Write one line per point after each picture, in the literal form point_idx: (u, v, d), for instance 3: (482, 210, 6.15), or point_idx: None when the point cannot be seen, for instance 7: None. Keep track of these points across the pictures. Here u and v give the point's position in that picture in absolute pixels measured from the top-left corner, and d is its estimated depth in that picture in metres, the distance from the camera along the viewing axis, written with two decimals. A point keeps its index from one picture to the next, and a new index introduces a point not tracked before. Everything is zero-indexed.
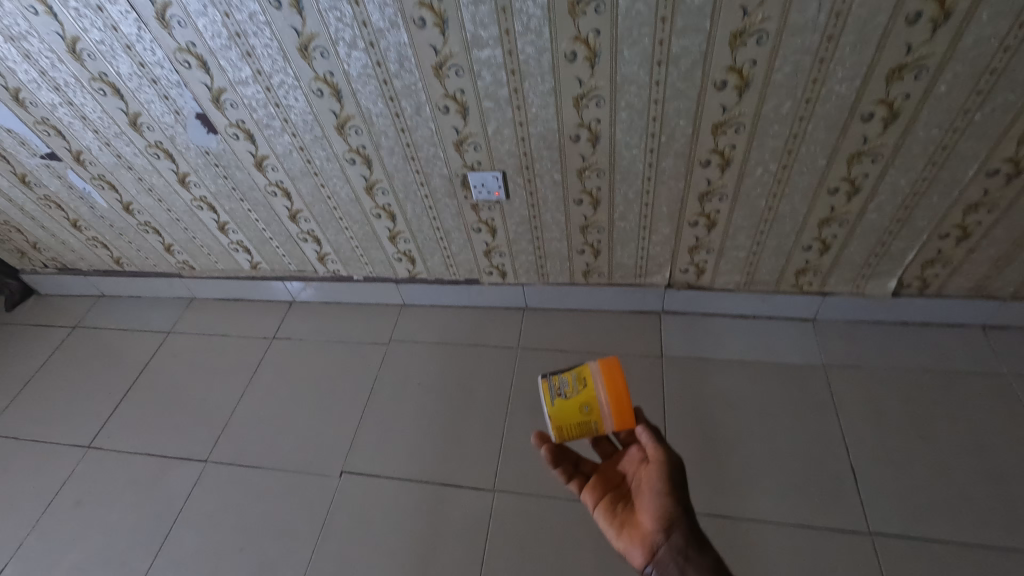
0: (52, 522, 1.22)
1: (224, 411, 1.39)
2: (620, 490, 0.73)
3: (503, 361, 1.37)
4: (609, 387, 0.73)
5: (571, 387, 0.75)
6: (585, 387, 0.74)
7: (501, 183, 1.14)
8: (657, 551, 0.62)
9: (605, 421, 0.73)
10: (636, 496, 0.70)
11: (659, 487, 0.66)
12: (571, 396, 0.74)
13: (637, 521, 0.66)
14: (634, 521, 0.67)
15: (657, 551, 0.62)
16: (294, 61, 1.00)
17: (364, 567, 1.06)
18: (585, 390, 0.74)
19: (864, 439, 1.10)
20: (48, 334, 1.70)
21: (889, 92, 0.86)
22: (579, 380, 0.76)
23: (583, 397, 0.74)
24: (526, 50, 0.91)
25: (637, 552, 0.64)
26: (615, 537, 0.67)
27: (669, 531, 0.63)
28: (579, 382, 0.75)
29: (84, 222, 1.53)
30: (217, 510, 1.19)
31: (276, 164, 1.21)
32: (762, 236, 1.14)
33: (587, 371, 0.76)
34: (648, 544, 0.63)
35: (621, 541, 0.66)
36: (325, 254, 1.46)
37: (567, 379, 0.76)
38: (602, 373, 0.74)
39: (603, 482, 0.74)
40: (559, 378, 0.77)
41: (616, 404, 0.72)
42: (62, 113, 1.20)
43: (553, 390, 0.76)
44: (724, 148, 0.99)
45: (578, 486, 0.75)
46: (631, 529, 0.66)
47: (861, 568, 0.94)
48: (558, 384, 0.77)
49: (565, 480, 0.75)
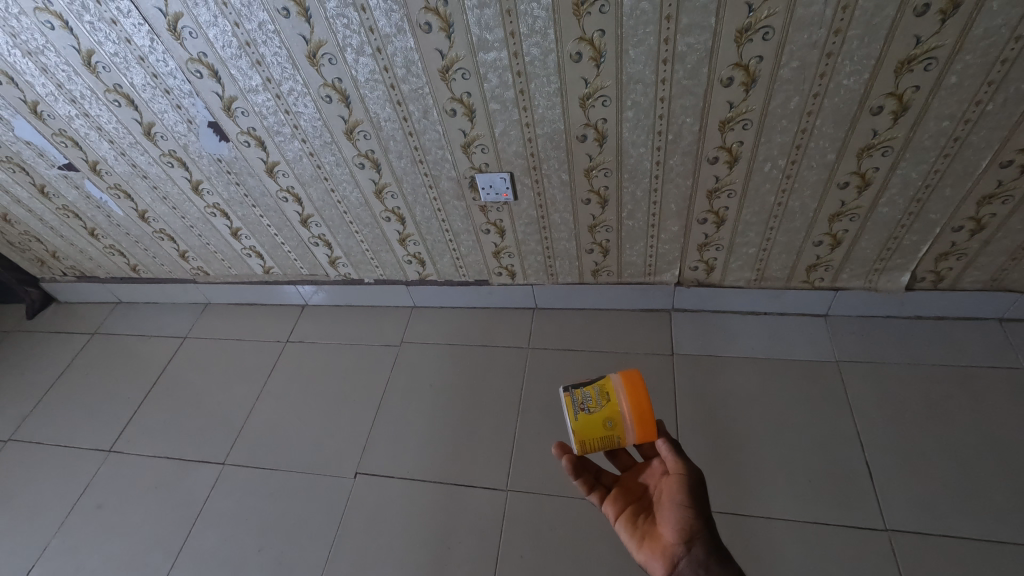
0: (76, 524, 1.25)
1: (240, 414, 1.41)
2: (641, 502, 0.71)
3: (514, 361, 1.37)
4: (633, 402, 0.74)
5: (595, 401, 0.76)
6: (608, 401, 0.75)
7: (509, 184, 1.15)
8: (678, 564, 0.61)
9: (628, 434, 0.74)
10: (658, 508, 0.68)
11: (681, 498, 0.66)
12: (595, 411, 0.75)
13: (659, 533, 0.65)
14: (655, 534, 0.66)
15: (679, 564, 0.61)
16: (303, 68, 1.01)
17: (379, 568, 1.07)
18: (609, 404, 0.75)
19: (880, 436, 1.09)
20: (68, 340, 1.74)
21: (899, 85, 0.85)
22: (602, 394, 0.77)
23: (606, 412, 0.75)
24: (531, 51, 0.92)
25: (658, 564, 0.62)
26: (635, 549, 0.66)
27: (690, 544, 0.62)
28: (602, 396, 0.76)
29: (101, 230, 1.56)
30: (235, 511, 1.21)
31: (287, 170, 1.23)
32: (772, 232, 1.14)
33: (609, 385, 0.77)
34: (669, 556, 0.62)
35: (642, 553, 0.65)
36: (337, 258, 1.48)
37: (590, 393, 0.77)
38: (625, 387, 0.76)
39: (625, 494, 0.73)
40: (581, 392, 0.77)
41: (639, 418, 0.74)
42: (79, 125, 1.23)
43: (576, 404, 0.76)
44: (732, 145, 0.99)
45: (598, 497, 0.73)
46: (651, 541, 0.65)
47: (878, 565, 0.93)
48: (580, 399, 0.77)
49: (586, 490, 0.73)
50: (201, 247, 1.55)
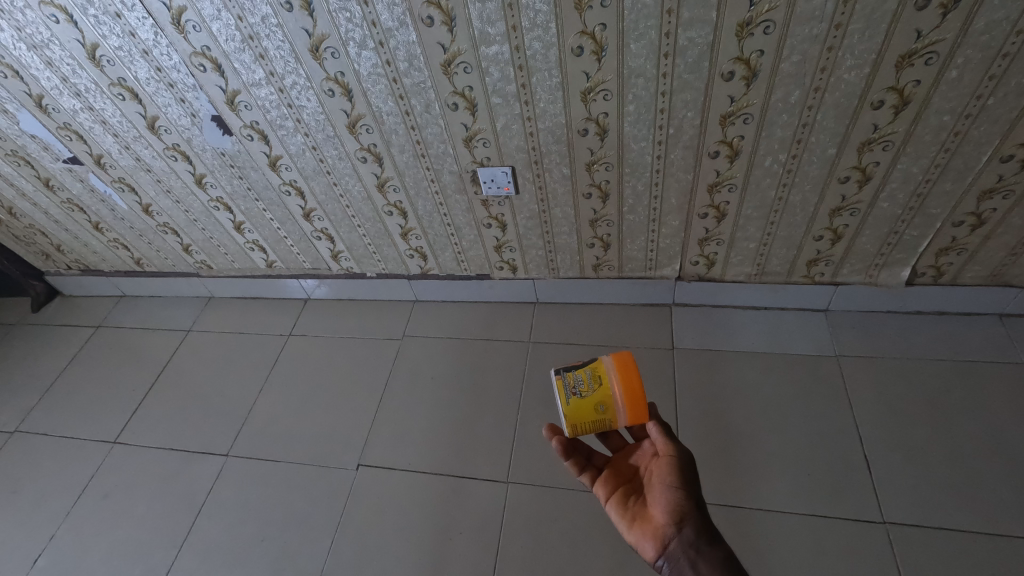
0: (246, 506, 1.46)
1: (377, 387, 1.68)
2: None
3: (637, 345, 1.58)
4: (623, 384, 0.94)
5: (587, 385, 0.95)
6: (600, 385, 0.95)
7: (630, 156, 1.29)
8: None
9: (618, 416, 0.93)
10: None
11: None
12: (587, 395, 0.94)
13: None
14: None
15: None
16: (438, 76, 1.25)
17: (524, 528, 1.29)
18: (600, 387, 0.95)
19: (947, 414, 1.29)
20: (196, 343, 1.97)
21: (1021, 72, 0.94)
22: (594, 378, 0.96)
23: (599, 396, 0.94)
24: (685, 38, 1.09)
25: None
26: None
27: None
28: (594, 380, 0.96)
29: (232, 212, 1.75)
30: (387, 474, 1.46)
31: (398, 184, 1.53)
32: (930, 185, 1.24)
33: (601, 368, 0.96)
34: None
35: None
36: (505, 241, 1.65)
37: (582, 377, 0.96)
38: (616, 368, 0.95)
39: None
40: (572, 375, 0.97)
41: (626, 395, 0.93)
42: (234, 145, 1.52)
43: (569, 389, 0.95)
44: (906, 87, 1.08)
45: (712, 478, 0.83)
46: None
47: (956, 518, 1.15)
48: (573, 381, 0.96)
49: (698, 476, 0.84)
50: (314, 231, 1.76)
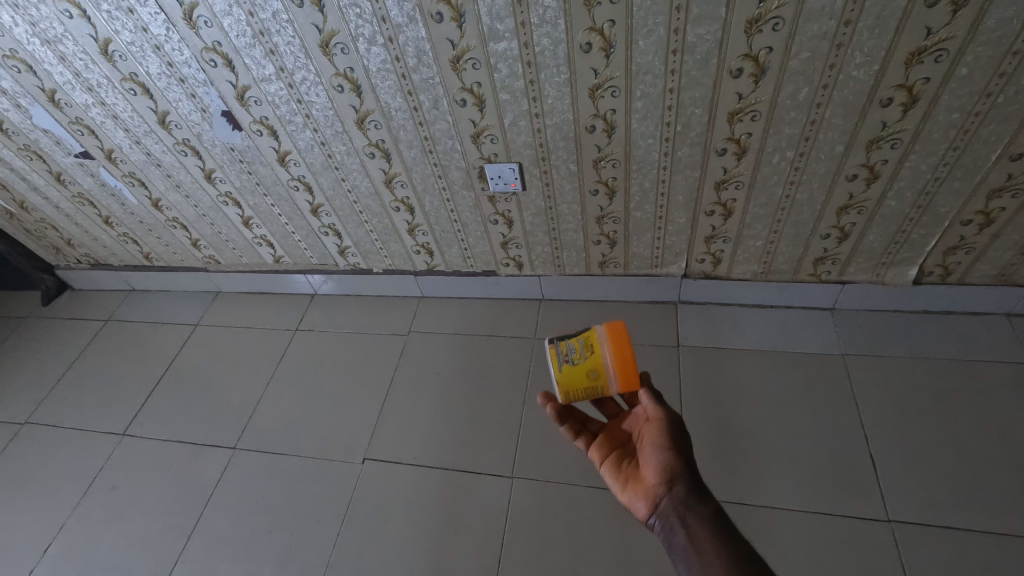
0: (90, 508, 1.27)
1: (248, 401, 1.43)
2: (625, 447, 0.73)
3: (522, 351, 1.39)
4: (615, 351, 0.76)
5: (579, 353, 0.78)
6: (592, 352, 0.78)
7: (518, 174, 1.16)
8: (660, 503, 0.63)
9: (610, 383, 0.76)
10: (640, 452, 0.70)
11: (660, 442, 0.68)
12: (578, 362, 0.78)
13: (641, 476, 0.67)
14: (637, 476, 0.67)
15: (660, 503, 0.63)
16: (315, 57, 1.02)
17: (389, 547, 1.09)
18: (592, 356, 0.77)
19: (889, 431, 1.08)
20: (82, 328, 1.77)
21: (908, 77, 0.85)
22: (586, 346, 0.79)
23: (590, 363, 0.77)
24: (542, 42, 0.92)
25: (640, 505, 0.65)
26: (619, 492, 0.68)
27: (671, 483, 0.64)
28: (587, 348, 0.78)
29: (116, 219, 1.59)
30: (244, 494, 1.24)
31: (299, 159, 1.24)
32: (780, 224, 1.14)
33: (594, 337, 0.79)
34: (652, 497, 0.64)
35: (625, 495, 0.67)
36: (346, 247, 1.50)
37: (575, 345, 0.79)
38: (609, 338, 0.77)
39: (610, 440, 0.74)
40: (566, 344, 0.80)
41: (620, 365, 0.76)
42: (95, 113, 1.25)
43: (560, 356, 0.79)
44: (740, 137, 0.99)
45: (585, 443, 0.75)
46: (634, 484, 0.67)
47: (880, 556, 0.94)
48: (565, 350, 0.80)
49: (572, 436, 0.75)
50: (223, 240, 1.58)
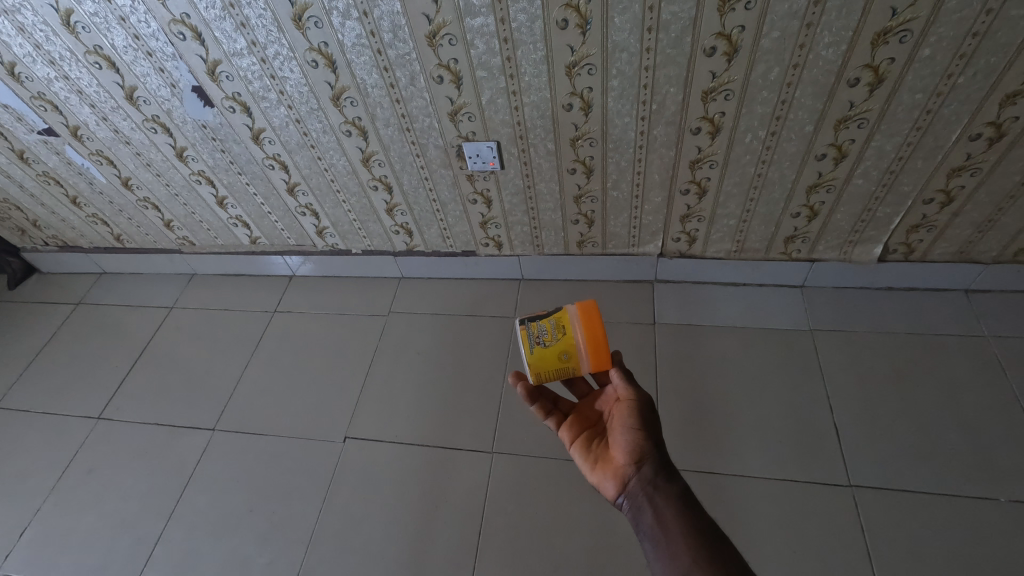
0: (67, 490, 1.26)
1: (226, 383, 1.42)
2: (596, 428, 0.75)
3: (501, 330, 1.40)
4: (587, 331, 0.78)
5: (551, 334, 0.79)
6: (564, 333, 0.79)
7: (496, 153, 1.16)
8: (629, 483, 0.65)
9: (582, 363, 0.78)
10: (610, 433, 0.72)
11: (631, 423, 0.70)
12: (550, 344, 0.79)
13: (611, 457, 0.69)
14: (608, 457, 0.69)
15: (629, 483, 0.65)
16: (288, 31, 1.00)
17: (371, 522, 1.11)
18: (564, 337, 0.79)
19: (851, 401, 1.14)
20: (53, 311, 1.73)
21: (874, 57, 0.88)
22: (558, 327, 0.80)
23: (562, 344, 0.79)
24: (518, 18, 0.92)
25: (610, 484, 0.66)
26: (589, 472, 0.69)
27: (640, 464, 0.66)
28: (558, 329, 0.80)
29: (84, 199, 1.55)
30: (224, 474, 1.24)
31: (273, 137, 1.22)
32: (752, 203, 1.17)
33: (565, 318, 0.80)
34: (621, 477, 0.66)
35: (595, 475, 0.69)
36: (324, 228, 1.48)
37: (546, 326, 0.80)
38: (581, 318, 0.79)
39: (581, 421, 0.76)
40: (537, 325, 0.81)
41: (592, 346, 0.78)
42: (58, 88, 1.21)
43: (532, 337, 0.80)
44: (713, 116, 1.01)
45: (555, 422, 0.76)
46: (604, 464, 0.68)
47: (842, 519, 0.99)
48: (537, 332, 0.80)
49: (543, 416, 0.76)
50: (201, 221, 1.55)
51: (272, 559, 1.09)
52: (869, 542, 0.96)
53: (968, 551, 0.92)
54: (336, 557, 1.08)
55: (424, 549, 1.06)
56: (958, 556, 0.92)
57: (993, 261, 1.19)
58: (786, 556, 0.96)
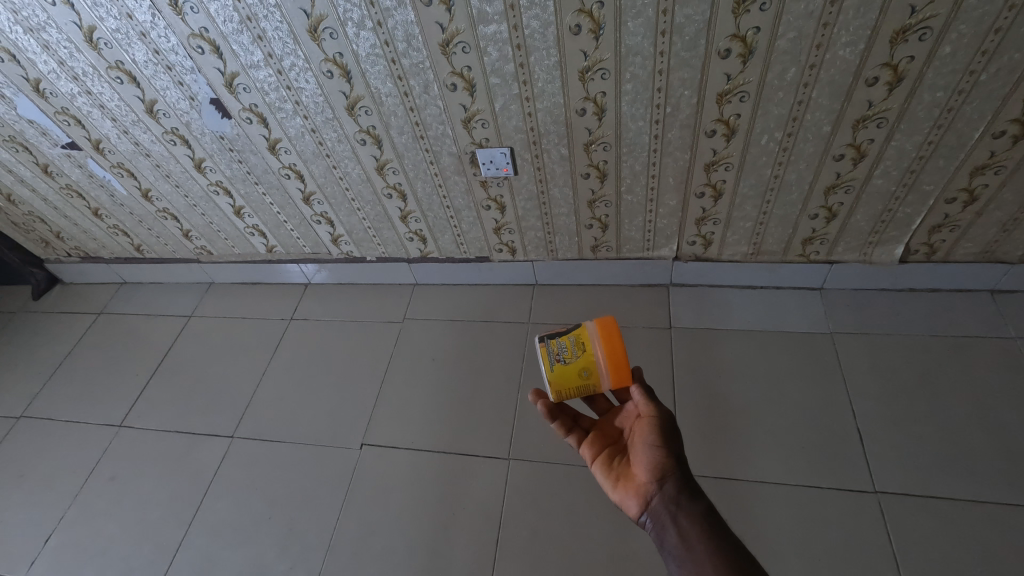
0: (90, 497, 1.28)
1: (244, 390, 1.44)
2: (617, 445, 0.74)
3: (515, 336, 1.40)
4: (607, 348, 0.78)
5: (571, 351, 0.79)
6: (584, 351, 0.79)
7: (509, 159, 1.16)
8: (652, 501, 0.64)
9: (602, 380, 0.78)
10: (631, 450, 0.71)
11: (652, 440, 0.69)
12: (570, 361, 0.79)
13: (633, 474, 0.68)
14: (630, 474, 0.69)
15: (652, 501, 0.64)
16: (304, 43, 1.01)
17: (388, 529, 1.11)
18: (584, 354, 0.79)
19: (874, 406, 1.11)
20: (75, 321, 1.76)
21: (893, 56, 0.86)
22: (578, 344, 0.80)
23: (582, 362, 0.78)
24: (531, 25, 0.92)
25: (633, 503, 0.66)
26: (611, 489, 0.69)
27: (663, 482, 0.65)
28: (578, 347, 0.79)
29: (105, 210, 1.58)
30: (243, 481, 1.25)
31: (289, 147, 1.24)
32: (769, 205, 1.16)
33: (584, 335, 0.80)
34: (643, 495, 0.65)
35: (617, 493, 0.68)
36: (339, 235, 1.50)
37: (566, 344, 0.80)
38: (600, 335, 0.79)
39: (602, 438, 0.76)
40: (557, 342, 0.81)
41: (613, 363, 0.78)
42: (81, 103, 1.23)
43: (552, 355, 0.79)
44: (729, 118, 1.00)
45: (576, 440, 0.75)
46: (626, 482, 0.68)
47: (867, 526, 0.96)
48: (556, 349, 0.80)
49: (564, 433, 0.76)
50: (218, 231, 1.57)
51: (291, 566, 1.09)
52: (896, 549, 0.93)
53: (1001, 559, 0.89)
54: (354, 564, 1.07)
55: (442, 556, 1.05)
56: (991, 564, 0.89)
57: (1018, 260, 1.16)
58: (811, 564, 0.94)
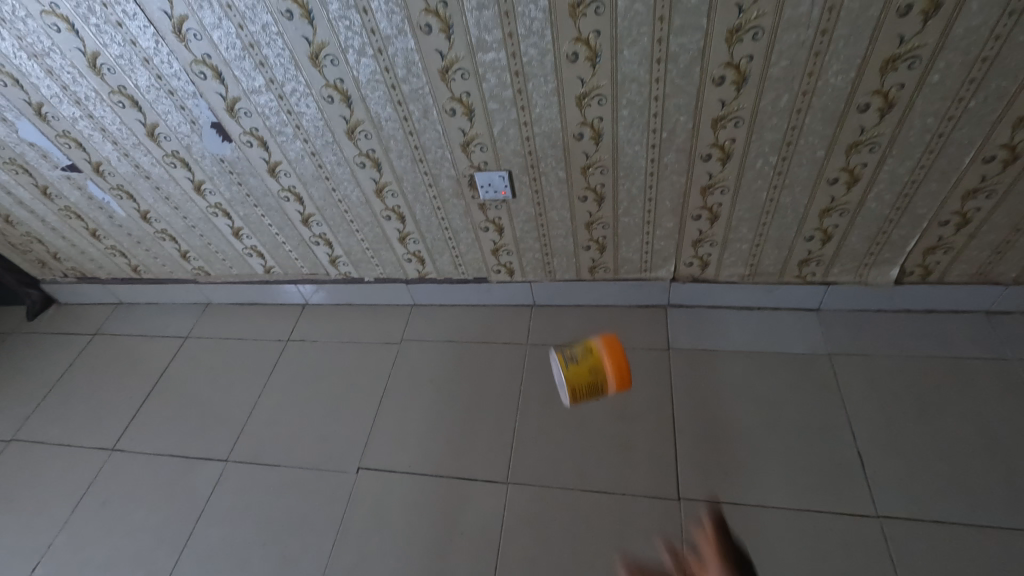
0: (79, 523, 1.26)
1: (240, 413, 1.42)
2: None
3: (514, 357, 1.40)
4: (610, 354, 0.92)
5: (580, 355, 0.93)
6: (591, 354, 0.92)
7: (508, 182, 1.17)
8: None
9: (605, 378, 0.91)
10: None
11: None
12: (579, 363, 0.91)
13: None
14: None
15: None
16: (305, 69, 1.03)
17: (384, 555, 1.09)
18: (591, 357, 0.92)
19: (874, 428, 1.11)
20: (70, 342, 1.75)
21: (884, 83, 0.88)
22: (587, 351, 0.93)
23: (588, 362, 0.91)
24: (529, 52, 0.94)
25: None
26: None
27: None
28: (586, 351, 0.92)
29: (103, 231, 1.58)
30: (237, 506, 1.22)
31: (289, 170, 1.25)
32: (765, 228, 1.17)
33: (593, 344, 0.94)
34: None
35: None
36: (337, 257, 1.50)
37: (577, 349, 0.94)
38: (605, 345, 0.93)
39: None
40: (571, 348, 0.94)
41: (616, 366, 0.91)
42: (83, 126, 1.24)
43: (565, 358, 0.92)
44: (724, 142, 1.02)
45: None
46: None
47: (871, 551, 0.95)
48: (570, 353, 0.94)
49: None
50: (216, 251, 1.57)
51: None
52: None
53: None
54: None
55: None
56: None
57: (1013, 282, 1.17)
58: None
